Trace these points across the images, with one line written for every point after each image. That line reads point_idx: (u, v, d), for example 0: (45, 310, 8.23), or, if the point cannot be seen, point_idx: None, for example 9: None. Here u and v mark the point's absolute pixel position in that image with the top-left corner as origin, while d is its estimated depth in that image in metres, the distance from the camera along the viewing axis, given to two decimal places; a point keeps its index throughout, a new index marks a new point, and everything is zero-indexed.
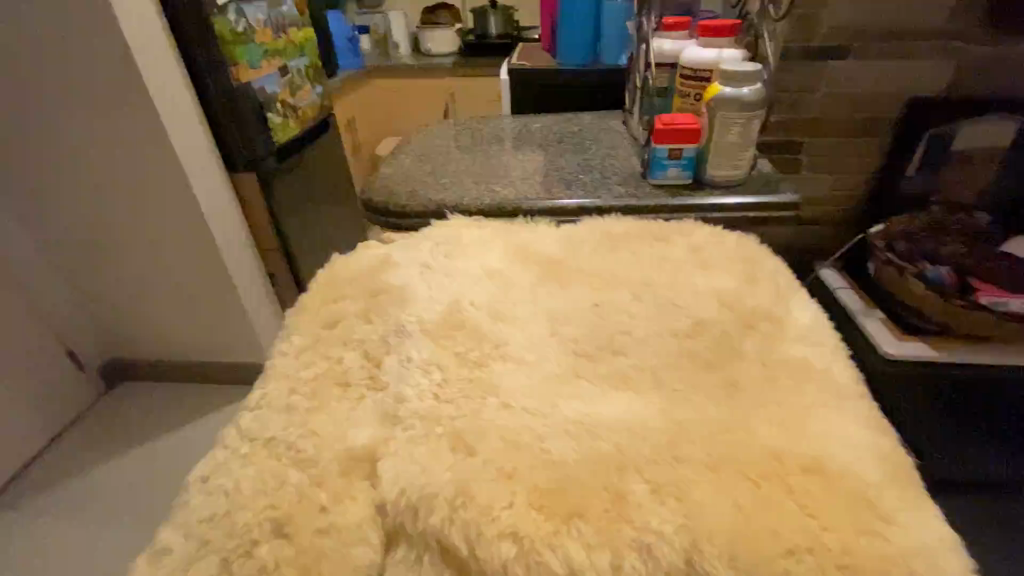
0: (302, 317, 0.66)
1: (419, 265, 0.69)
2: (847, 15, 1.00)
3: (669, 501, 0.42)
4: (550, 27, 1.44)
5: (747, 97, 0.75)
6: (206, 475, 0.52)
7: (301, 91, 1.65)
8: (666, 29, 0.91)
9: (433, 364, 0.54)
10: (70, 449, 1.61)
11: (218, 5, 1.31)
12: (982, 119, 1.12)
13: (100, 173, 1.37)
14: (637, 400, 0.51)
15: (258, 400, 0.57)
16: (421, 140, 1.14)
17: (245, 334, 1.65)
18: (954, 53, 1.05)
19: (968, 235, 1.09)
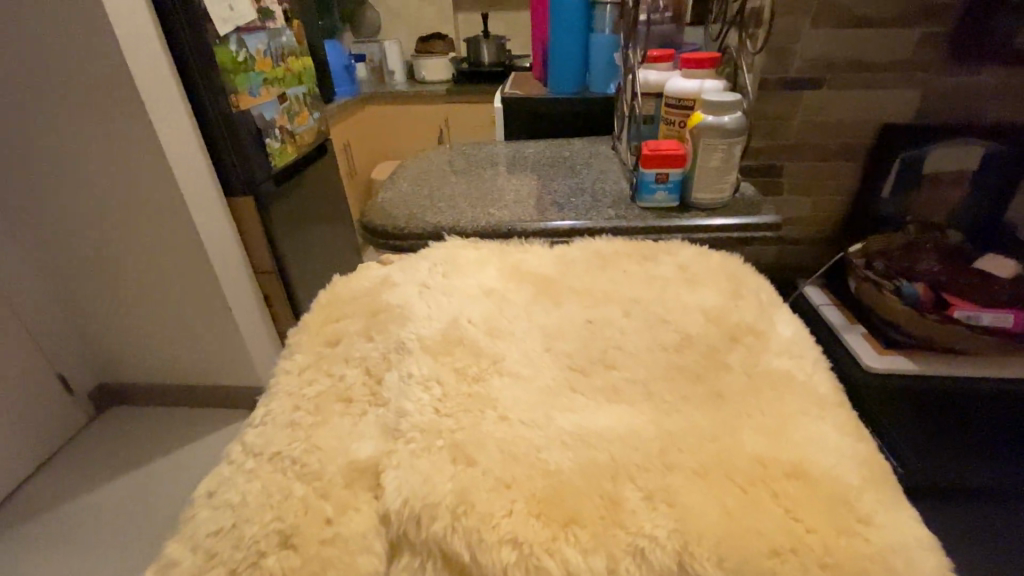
0: (304, 337, 0.68)
1: (418, 285, 0.71)
2: (818, 50, 1.06)
3: (661, 506, 0.44)
4: (540, 57, 1.50)
5: (728, 125, 0.79)
6: (212, 490, 0.53)
7: (298, 118, 1.69)
8: (652, 62, 0.95)
9: (432, 380, 0.56)
10: (59, 474, 1.60)
11: (220, 35, 1.36)
12: (951, 142, 1.17)
13: (97, 193, 1.40)
14: (629, 411, 0.54)
15: (261, 416, 0.59)
16: (418, 165, 1.18)
17: (239, 358, 1.65)
18: (922, 83, 1.10)
19: (942, 252, 1.13)
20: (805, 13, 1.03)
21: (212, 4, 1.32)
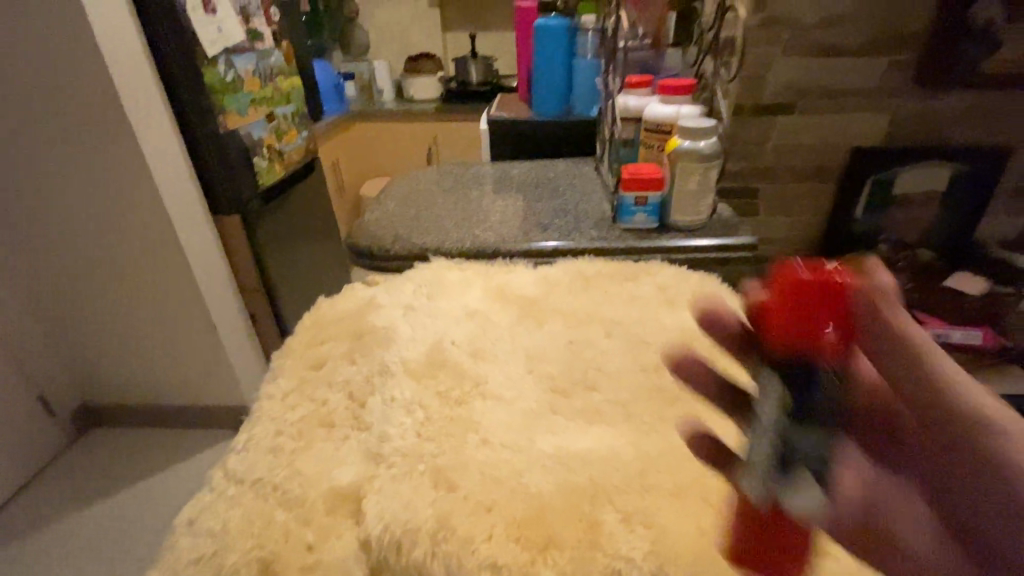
0: (288, 360, 0.69)
1: (403, 307, 0.72)
2: (792, 77, 1.10)
3: (638, 528, 0.45)
4: (525, 80, 1.53)
5: (704, 150, 0.82)
6: (192, 517, 0.56)
7: (286, 137, 1.70)
8: (631, 87, 0.97)
9: (415, 404, 0.57)
10: (39, 498, 1.57)
11: (209, 57, 1.37)
12: (921, 163, 1.21)
13: (84, 214, 1.40)
14: (609, 432, 0.55)
15: (245, 442, 0.60)
16: (405, 185, 1.20)
17: (225, 378, 1.64)
18: (891, 108, 1.15)
19: (914, 271, 1.14)
20: (778, 41, 1.05)
21: (201, 26, 1.34)
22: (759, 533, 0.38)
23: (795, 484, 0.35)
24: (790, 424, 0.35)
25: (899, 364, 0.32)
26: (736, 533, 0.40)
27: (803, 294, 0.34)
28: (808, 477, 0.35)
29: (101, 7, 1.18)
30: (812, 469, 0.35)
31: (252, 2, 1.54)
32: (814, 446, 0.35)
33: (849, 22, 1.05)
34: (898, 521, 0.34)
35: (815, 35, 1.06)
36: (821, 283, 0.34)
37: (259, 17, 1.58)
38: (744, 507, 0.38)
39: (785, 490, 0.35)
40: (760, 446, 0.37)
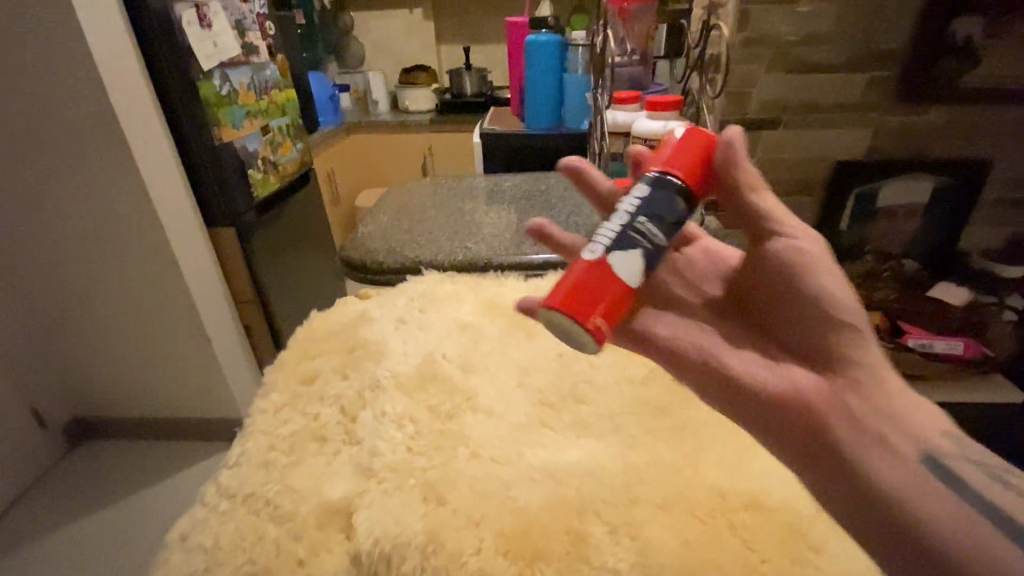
0: (280, 375, 0.70)
1: (395, 320, 0.73)
2: (774, 93, 1.14)
3: (624, 540, 0.46)
4: (517, 93, 1.56)
5: None
6: (185, 533, 0.57)
7: (281, 149, 1.71)
8: (620, 103, 1.00)
9: (406, 418, 0.58)
10: (31, 512, 1.55)
11: (204, 71, 1.38)
12: (905, 177, 1.23)
13: (78, 227, 1.41)
14: (597, 445, 0.56)
15: (237, 457, 0.61)
16: (399, 197, 1.21)
17: (219, 391, 1.64)
18: (873, 122, 1.17)
19: (897, 282, 1.19)
20: (760, 59, 1.11)
21: (197, 41, 1.36)
22: (585, 281, 0.42)
23: (628, 250, 0.42)
24: (642, 217, 0.43)
25: (748, 206, 0.45)
26: (563, 283, 0.43)
27: (687, 151, 0.45)
28: (638, 249, 0.42)
29: (98, 23, 1.20)
30: (641, 236, 0.42)
31: (247, 17, 1.56)
32: (647, 228, 0.43)
33: (827, 39, 1.09)
34: (731, 335, 0.48)
35: (795, 53, 1.10)
36: (707, 144, 0.45)
37: (255, 31, 1.60)
38: (582, 256, 0.43)
39: (619, 255, 0.42)
40: (608, 228, 0.43)
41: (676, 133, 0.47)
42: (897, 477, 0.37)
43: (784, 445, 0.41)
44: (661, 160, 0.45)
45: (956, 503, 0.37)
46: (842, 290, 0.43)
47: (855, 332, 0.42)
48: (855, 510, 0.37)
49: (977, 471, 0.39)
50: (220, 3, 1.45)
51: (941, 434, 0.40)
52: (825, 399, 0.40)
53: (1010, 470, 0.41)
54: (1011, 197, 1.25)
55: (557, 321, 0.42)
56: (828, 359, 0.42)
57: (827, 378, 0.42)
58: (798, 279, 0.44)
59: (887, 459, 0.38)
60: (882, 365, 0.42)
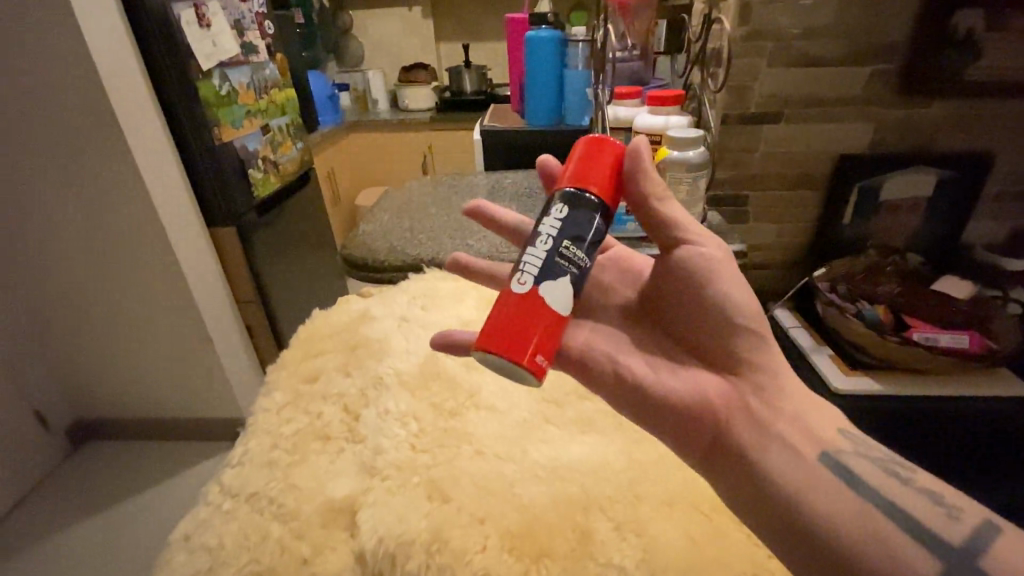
0: (283, 374, 0.70)
1: (397, 318, 0.73)
2: (774, 88, 1.14)
3: (630, 536, 0.46)
4: (517, 90, 1.55)
5: (693, 160, 0.84)
6: (189, 532, 0.57)
7: (281, 148, 1.71)
8: (620, 98, 1.00)
9: (410, 416, 0.58)
10: (35, 513, 1.56)
11: (203, 70, 1.38)
12: (907, 171, 1.23)
13: (78, 228, 1.40)
14: (601, 441, 0.55)
15: (240, 456, 0.61)
16: (400, 196, 1.21)
17: (220, 391, 1.63)
18: (875, 116, 1.17)
19: (902, 276, 1.18)
20: (762, 54, 1.11)
21: (196, 40, 1.35)
22: (519, 319, 0.41)
23: (557, 280, 0.42)
24: (569, 244, 0.42)
25: (653, 216, 0.46)
26: (496, 322, 0.42)
27: (599, 164, 0.44)
28: (567, 275, 0.42)
29: (97, 23, 1.19)
30: (569, 263, 0.42)
31: (246, 16, 1.56)
32: (575, 254, 0.42)
33: (828, 33, 1.09)
34: (648, 338, 0.51)
35: (795, 47, 1.10)
36: (617, 154, 0.45)
37: (254, 30, 1.60)
38: (514, 291, 0.42)
39: (549, 285, 0.41)
40: (536, 252, 0.42)
41: (582, 144, 0.45)
42: (790, 475, 0.41)
43: (691, 448, 0.44)
44: (567, 176, 0.44)
45: (850, 499, 0.40)
46: (745, 298, 0.46)
47: (754, 339, 0.46)
48: (755, 507, 0.41)
49: (873, 467, 0.42)
50: (218, 2, 1.44)
51: (836, 433, 0.44)
52: (728, 405, 0.44)
53: (906, 467, 0.44)
54: (1012, 190, 1.24)
55: (494, 360, 0.41)
56: (732, 364, 0.46)
57: (732, 383, 0.45)
58: (703, 287, 0.46)
59: (785, 459, 0.41)
60: (779, 369, 0.45)
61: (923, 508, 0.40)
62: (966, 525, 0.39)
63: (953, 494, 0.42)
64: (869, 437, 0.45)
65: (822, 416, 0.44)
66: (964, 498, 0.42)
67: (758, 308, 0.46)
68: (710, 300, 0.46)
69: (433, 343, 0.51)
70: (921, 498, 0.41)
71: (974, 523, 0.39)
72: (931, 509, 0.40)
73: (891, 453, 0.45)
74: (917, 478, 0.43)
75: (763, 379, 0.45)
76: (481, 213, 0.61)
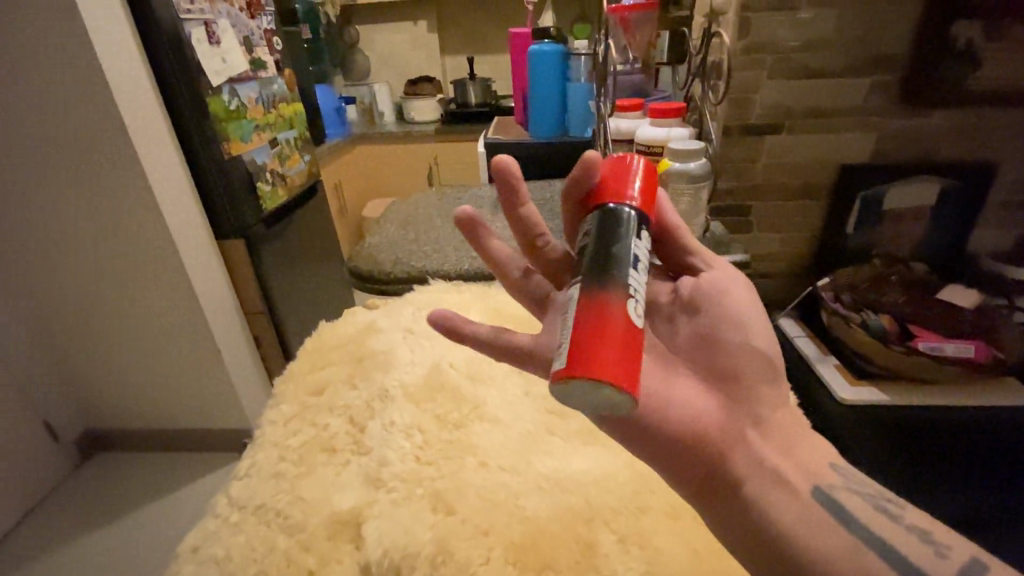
0: (289, 386, 0.71)
1: (402, 330, 0.74)
2: (775, 99, 1.15)
3: (634, 549, 0.46)
4: (521, 103, 1.57)
5: (694, 172, 0.87)
6: (197, 544, 0.58)
7: (289, 161, 1.73)
8: (623, 111, 1.04)
9: (414, 428, 0.58)
10: (44, 524, 1.57)
11: (213, 86, 1.41)
12: (908, 180, 1.23)
13: (90, 242, 1.43)
14: (605, 452, 0.56)
15: (247, 467, 0.62)
16: (405, 208, 1.22)
17: (228, 402, 1.65)
18: (877, 126, 1.17)
19: (907, 285, 1.18)
20: (762, 66, 1.12)
21: (206, 57, 1.39)
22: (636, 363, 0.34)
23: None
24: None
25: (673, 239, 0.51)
26: (618, 354, 0.32)
27: (632, 179, 0.40)
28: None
29: (109, 44, 1.22)
30: None
31: (254, 33, 1.59)
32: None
33: (827, 44, 1.09)
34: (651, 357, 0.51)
35: (795, 59, 1.11)
36: (649, 169, 0.42)
37: (262, 47, 1.63)
38: (636, 327, 0.34)
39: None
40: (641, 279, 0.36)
41: (605, 166, 0.41)
42: (784, 509, 0.40)
43: (688, 472, 0.42)
44: (608, 195, 0.40)
45: (839, 535, 0.40)
46: (753, 329, 0.47)
47: (759, 371, 0.46)
48: (745, 539, 0.40)
49: (861, 503, 0.42)
50: (228, 20, 1.48)
51: (826, 466, 0.44)
52: (729, 432, 0.43)
53: (894, 504, 0.44)
54: (1017, 198, 1.24)
55: (597, 396, 0.32)
56: (734, 389, 0.45)
57: (732, 409, 0.44)
58: (724, 302, 0.48)
59: (779, 493, 0.41)
60: (778, 403, 0.45)
61: (908, 546, 0.40)
62: (953, 563, 0.38)
63: (941, 531, 0.41)
64: (858, 472, 0.45)
65: (815, 452, 0.45)
66: (951, 535, 0.41)
67: (766, 338, 0.47)
68: (720, 321, 0.47)
69: (430, 320, 0.46)
70: (905, 535, 0.41)
71: (961, 562, 0.39)
72: (917, 548, 0.40)
73: (878, 488, 0.45)
74: (904, 515, 0.43)
75: (764, 411, 0.44)
76: (511, 178, 0.49)
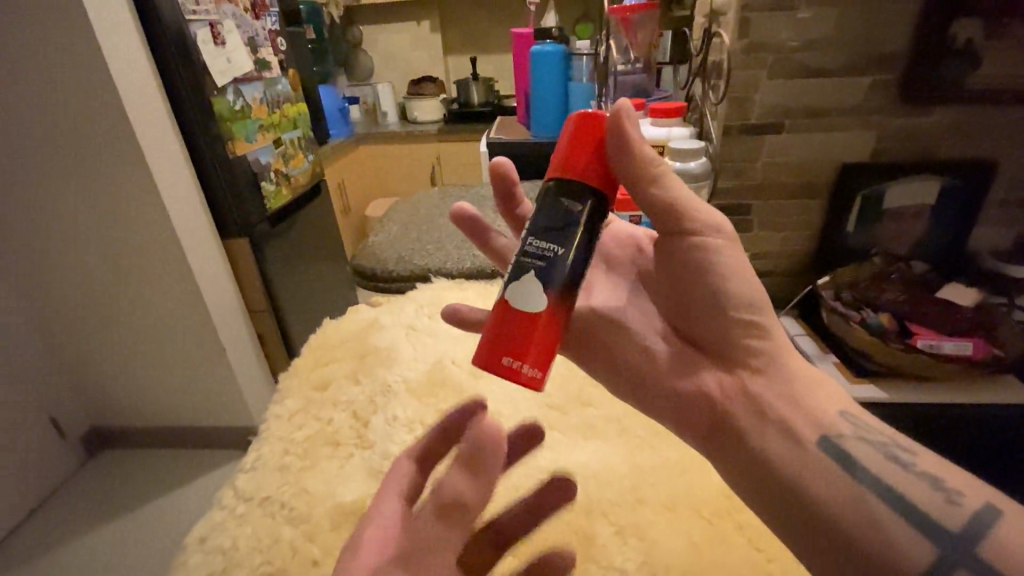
0: (294, 381, 0.71)
1: (405, 327, 0.76)
2: (774, 99, 1.16)
3: (631, 540, 0.48)
4: (522, 103, 1.58)
5: (694, 170, 0.88)
6: (203, 536, 0.59)
7: (293, 161, 1.75)
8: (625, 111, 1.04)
9: (417, 423, 0.61)
10: (51, 520, 1.59)
11: (218, 86, 1.43)
12: (907, 179, 1.23)
13: (96, 242, 1.45)
14: (605, 446, 0.58)
15: (252, 461, 0.63)
16: (409, 207, 1.23)
17: (233, 399, 1.66)
18: (876, 125, 1.17)
19: (907, 283, 1.18)
20: (762, 66, 1.13)
21: (211, 58, 1.40)
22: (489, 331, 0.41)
23: (521, 278, 0.40)
24: (531, 238, 0.41)
25: (638, 161, 0.41)
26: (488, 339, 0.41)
27: (580, 147, 0.41)
28: (532, 271, 0.40)
29: (117, 46, 1.24)
30: (533, 256, 0.41)
31: (259, 33, 1.60)
32: (541, 246, 0.41)
33: (826, 45, 1.10)
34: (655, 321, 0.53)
35: (795, 58, 1.11)
36: (595, 123, 0.41)
37: (267, 47, 1.64)
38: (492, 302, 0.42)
39: (514, 287, 0.41)
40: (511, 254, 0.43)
41: (564, 133, 0.42)
42: (787, 458, 0.43)
43: (691, 430, 0.48)
44: (555, 166, 0.42)
45: (846, 485, 0.41)
46: (742, 287, 0.47)
47: (756, 327, 0.47)
48: (754, 490, 0.44)
49: (872, 451, 0.43)
50: (233, 20, 1.49)
51: (837, 415, 0.44)
52: (724, 395, 0.47)
53: (905, 450, 0.44)
54: (1016, 197, 1.24)
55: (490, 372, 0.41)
56: (730, 354, 0.48)
57: (728, 371, 0.48)
58: (716, 262, 0.46)
59: (785, 446, 0.43)
60: (780, 359, 0.47)
61: (921, 493, 0.40)
62: (966, 510, 0.39)
63: (956, 477, 0.42)
64: (871, 419, 0.45)
65: (824, 399, 0.46)
66: (965, 480, 0.42)
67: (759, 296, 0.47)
68: (716, 284, 0.47)
69: (442, 317, 0.53)
70: (919, 483, 0.41)
71: (974, 507, 0.39)
72: (927, 492, 0.41)
73: (890, 436, 0.45)
74: (917, 461, 0.43)
75: (765, 364, 0.46)
76: (509, 181, 0.55)
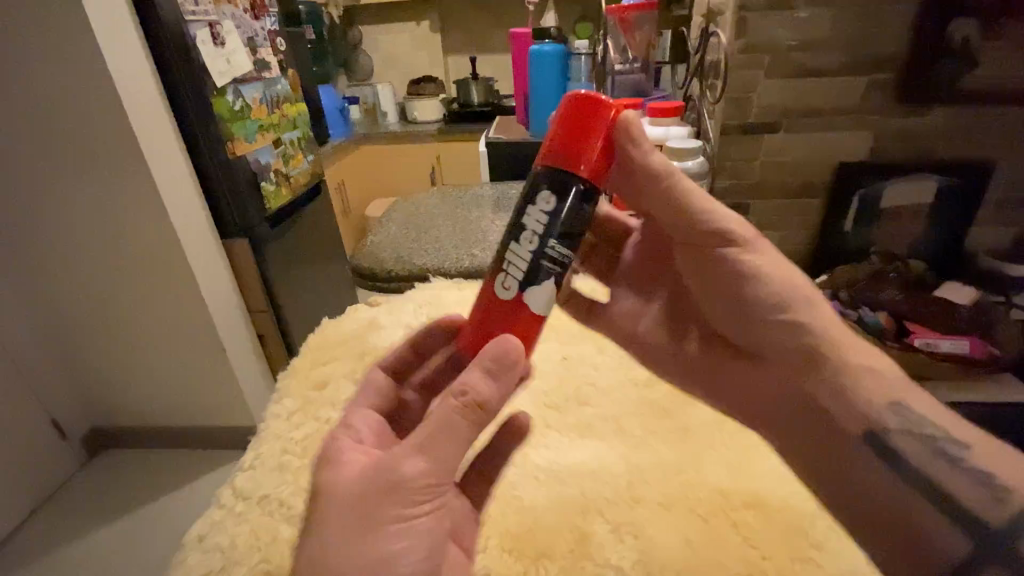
0: (292, 381, 0.72)
1: (404, 327, 0.77)
2: (772, 99, 1.16)
3: (627, 538, 0.51)
4: (521, 103, 1.58)
5: (692, 169, 0.88)
6: (202, 534, 0.59)
7: (293, 161, 1.75)
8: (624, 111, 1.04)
9: None
10: (51, 521, 1.59)
11: (218, 86, 1.42)
12: (906, 178, 1.24)
13: (96, 243, 1.45)
14: (602, 446, 0.62)
15: (251, 460, 0.64)
16: (407, 207, 1.23)
17: (234, 400, 1.67)
18: (874, 126, 1.17)
19: (903, 283, 1.16)
20: (760, 66, 1.13)
21: (211, 58, 1.40)
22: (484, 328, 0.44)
23: (539, 283, 0.42)
24: (552, 242, 0.42)
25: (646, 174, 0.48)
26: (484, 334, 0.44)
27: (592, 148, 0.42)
28: (551, 277, 0.43)
29: (117, 49, 1.25)
30: (552, 261, 0.42)
31: (259, 34, 1.60)
32: (561, 251, 0.42)
33: (825, 46, 1.10)
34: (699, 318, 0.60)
35: (793, 58, 1.11)
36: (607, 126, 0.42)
37: (266, 47, 1.64)
38: (496, 296, 0.43)
39: (530, 290, 0.43)
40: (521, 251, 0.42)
41: (565, 131, 0.42)
42: (833, 449, 0.51)
43: (744, 416, 0.57)
44: (565, 160, 0.42)
45: (887, 479, 0.49)
46: (765, 286, 0.51)
47: (789, 323, 0.51)
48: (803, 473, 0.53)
49: (920, 448, 0.48)
50: (232, 21, 1.49)
51: (886, 408, 0.49)
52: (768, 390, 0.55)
53: (961, 444, 0.48)
54: (1014, 198, 1.25)
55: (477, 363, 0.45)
56: (765, 351, 0.54)
57: (764, 367, 0.55)
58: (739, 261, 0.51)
59: (827, 436, 0.51)
60: (815, 354, 0.50)
61: (966, 490, 0.46)
62: (1013, 505, 0.44)
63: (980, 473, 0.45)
64: (926, 413, 0.49)
65: (871, 391, 0.49)
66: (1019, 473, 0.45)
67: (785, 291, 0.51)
68: (741, 284, 0.52)
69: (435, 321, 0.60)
70: (964, 479, 0.46)
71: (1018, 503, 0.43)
72: (973, 488, 0.45)
73: (946, 430, 0.49)
74: (969, 456, 0.47)
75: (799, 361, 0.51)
76: None
